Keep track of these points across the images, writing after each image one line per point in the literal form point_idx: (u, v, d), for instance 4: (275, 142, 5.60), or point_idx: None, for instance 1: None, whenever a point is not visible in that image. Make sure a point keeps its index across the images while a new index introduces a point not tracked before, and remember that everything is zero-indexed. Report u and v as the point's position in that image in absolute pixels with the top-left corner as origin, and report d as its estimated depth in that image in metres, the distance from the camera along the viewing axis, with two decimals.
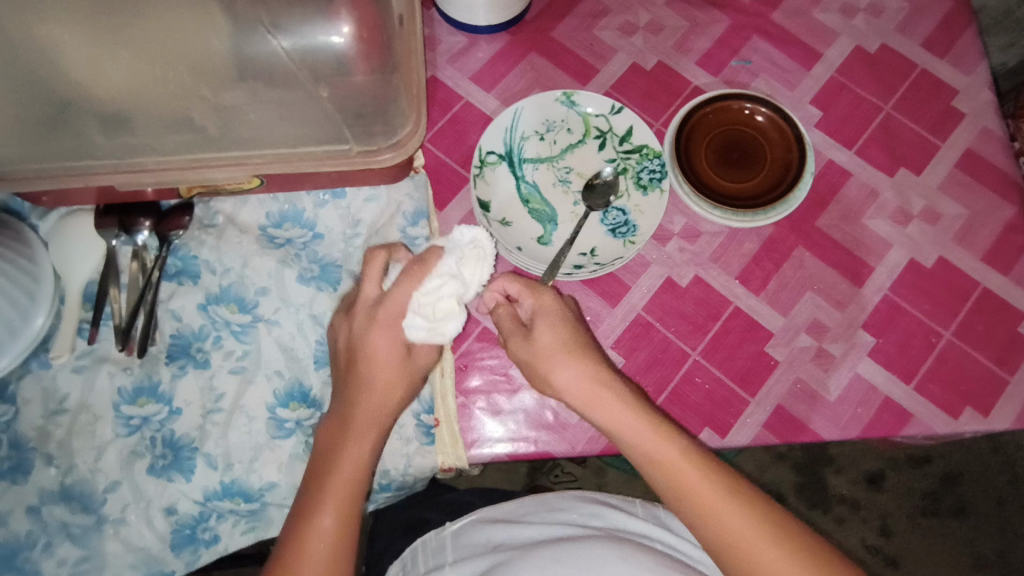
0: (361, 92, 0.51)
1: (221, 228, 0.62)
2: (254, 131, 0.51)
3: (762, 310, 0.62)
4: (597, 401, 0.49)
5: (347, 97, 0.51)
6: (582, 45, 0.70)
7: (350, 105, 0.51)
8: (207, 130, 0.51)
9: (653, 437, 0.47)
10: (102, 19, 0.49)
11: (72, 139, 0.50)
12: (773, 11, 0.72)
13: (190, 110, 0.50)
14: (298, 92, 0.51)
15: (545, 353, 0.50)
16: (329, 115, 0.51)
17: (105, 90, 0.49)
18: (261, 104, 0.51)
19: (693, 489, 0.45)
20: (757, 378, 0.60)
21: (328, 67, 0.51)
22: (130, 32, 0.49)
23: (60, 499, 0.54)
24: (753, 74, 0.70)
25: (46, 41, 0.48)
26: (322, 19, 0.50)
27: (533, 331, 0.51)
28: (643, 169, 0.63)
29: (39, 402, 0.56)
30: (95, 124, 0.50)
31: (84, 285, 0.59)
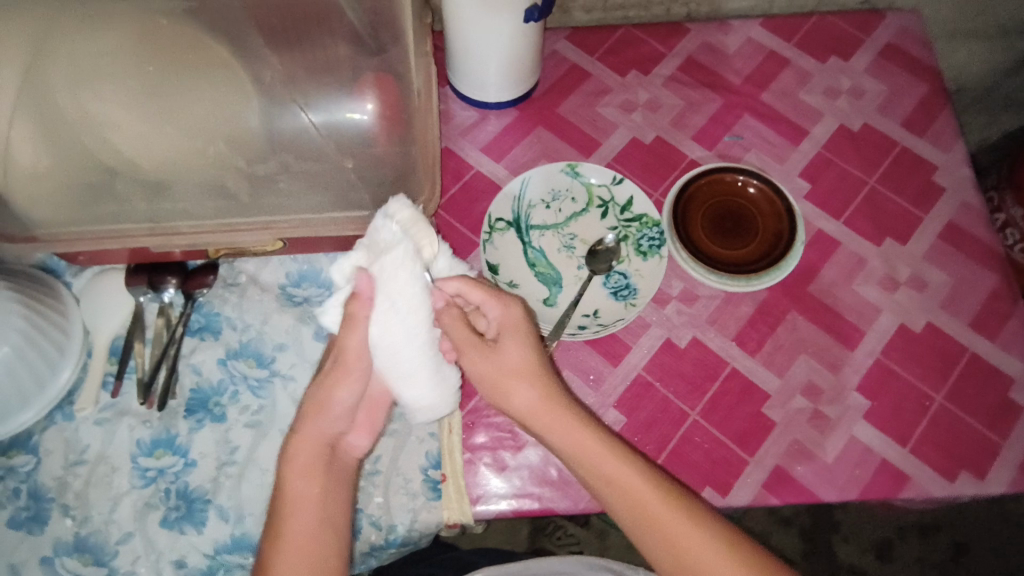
0: (381, 162, 0.55)
1: (243, 286, 0.65)
2: (280, 199, 0.55)
3: (758, 371, 0.64)
4: (561, 426, 0.52)
5: (369, 167, 0.55)
6: (584, 121, 0.76)
7: (372, 174, 0.55)
8: (238, 197, 0.55)
9: (631, 473, 0.51)
10: (152, 101, 0.51)
11: (116, 204, 0.54)
12: (762, 91, 0.78)
13: (225, 178, 0.54)
14: (325, 164, 0.55)
15: (509, 371, 0.53)
16: (352, 183, 0.55)
17: (151, 163, 0.52)
18: (291, 174, 0.55)
19: (643, 505, 0.50)
20: (755, 438, 0.61)
21: (353, 140, 0.54)
22: (171, 103, 0.52)
23: (73, 550, 0.55)
24: (745, 148, 0.75)
25: (98, 116, 0.51)
26: (348, 96, 0.54)
27: (501, 348, 0.54)
28: (643, 236, 0.67)
29: (60, 453, 0.58)
30: (138, 191, 0.54)
31: (110, 340, 0.63)
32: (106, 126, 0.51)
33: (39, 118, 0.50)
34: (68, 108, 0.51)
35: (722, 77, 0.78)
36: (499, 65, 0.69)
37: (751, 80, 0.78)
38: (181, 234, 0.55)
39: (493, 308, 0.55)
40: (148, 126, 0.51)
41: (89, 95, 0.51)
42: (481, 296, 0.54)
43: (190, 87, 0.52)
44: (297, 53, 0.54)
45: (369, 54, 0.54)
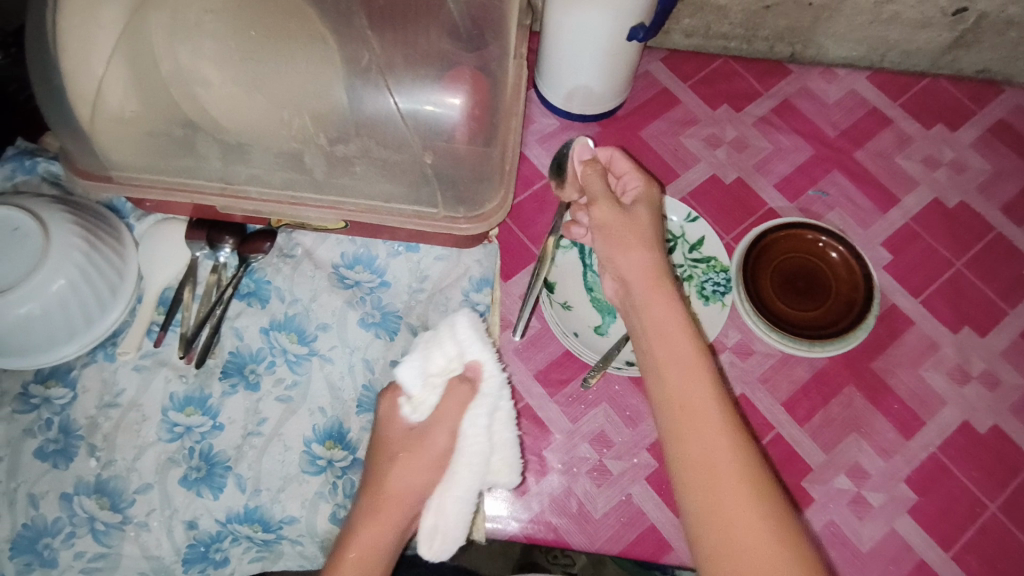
0: (461, 159, 0.54)
1: (298, 259, 0.64)
2: (352, 183, 0.54)
3: (803, 442, 0.61)
4: (660, 301, 0.48)
5: (446, 163, 0.53)
6: (665, 149, 0.74)
7: (448, 171, 0.54)
8: (312, 173, 0.53)
9: (703, 371, 0.44)
10: (244, 62, 0.50)
11: (193, 160, 0.53)
12: (857, 149, 0.74)
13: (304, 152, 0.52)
14: (405, 155, 0.52)
15: (635, 228, 0.52)
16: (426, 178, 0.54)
17: (234, 127, 0.51)
18: (369, 161, 0.53)
19: (698, 408, 0.43)
20: (789, 511, 0.59)
21: (437, 133, 0.52)
22: (263, 66, 0.50)
23: (93, 491, 0.55)
24: (829, 206, 0.71)
25: (189, 70, 0.50)
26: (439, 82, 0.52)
27: (631, 209, 0.54)
28: (708, 279, 0.64)
29: (95, 393, 0.58)
30: (217, 151, 0.53)
31: (161, 290, 0.63)
32: (195, 83, 0.50)
33: (131, 64, 0.50)
34: (164, 59, 0.50)
35: (816, 127, 0.75)
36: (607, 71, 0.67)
37: (847, 135, 0.75)
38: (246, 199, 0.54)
39: (634, 182, 0.57)
40: (237, 90, 0.50)
41: (184, 48, 0.50)
42: (631, 168, 0.58)
43: (283, 53, 0.50)
44: (397, 38, 0.53)
45: (466, 51, 0.53)
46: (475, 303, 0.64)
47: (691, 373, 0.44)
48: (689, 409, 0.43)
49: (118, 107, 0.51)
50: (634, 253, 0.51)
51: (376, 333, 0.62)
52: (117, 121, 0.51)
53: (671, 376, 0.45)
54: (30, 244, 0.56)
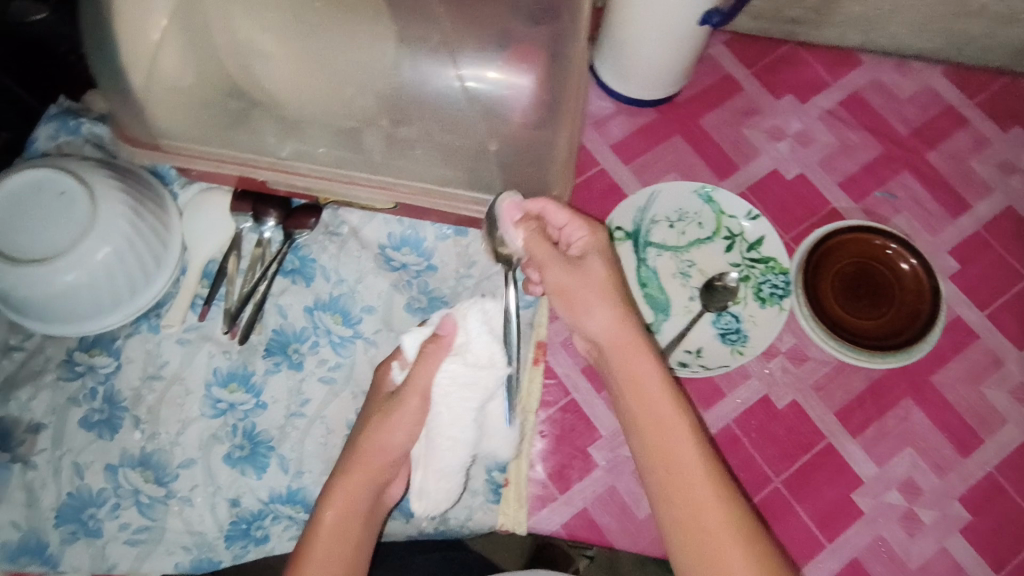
0: (524, 147, 0.51)
1: (344, 238, 0.62)
2: (410, 166, 0.51)
3: (856, 454, 0.60)
4: (638, 363, 0.49)
5: (508, 149, 0.51)
6: (726, 139, 0.71)
7: (509, 157, 0.51)
8: (369, 153, 0.51)
9: (683, 428, 0.48)
10: (301, 31, 0.47)
11: (247, 136, 0.51)
12: (929, 150, 0.71)
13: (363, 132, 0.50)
14: (469, 141, 0.49)
15: (589, 290, 0.50)
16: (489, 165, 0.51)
17: (292, 104, 0.49)
18: (430, 145, 0.50)
19: (681, 458, 0.47)
20: (837, 524, 0.58)
21: (504, 117, 0.49)
22: (323, 38, 0.47)
23: (137, 464, 0.55)
24: (896, 209, 0.68)
25: (249, 43, 0.48)
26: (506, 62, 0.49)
27: (583, 262, 0.51)
28: (766, 281, 0.62)
29: (140, 364, 0.58)
30: (272, 128, 0.51)
31: (206, 262, 0.62)
32: (255, 56, 0.48)
33: (189, 33, 0.48)
34: (222, 30, 0.48)
35: (886, 124, 0.72)
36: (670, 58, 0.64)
37: (918, 134, 0.71)
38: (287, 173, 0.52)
39: (579, 232, 0.53)
40: (296, 65, 0.48)
41: (241, 15, 0.48)
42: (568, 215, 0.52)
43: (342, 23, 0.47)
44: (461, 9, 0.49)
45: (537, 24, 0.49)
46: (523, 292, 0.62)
47: (666, 427, 0.48)
48: (674, 461, 0.47)
49: (173, 77, 0.49)
50: (600, 315, 0.50)
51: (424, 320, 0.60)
52: (170, 91, 0.49)
53: (653, 433, 0.48)
54: (75, 212, 0.54)
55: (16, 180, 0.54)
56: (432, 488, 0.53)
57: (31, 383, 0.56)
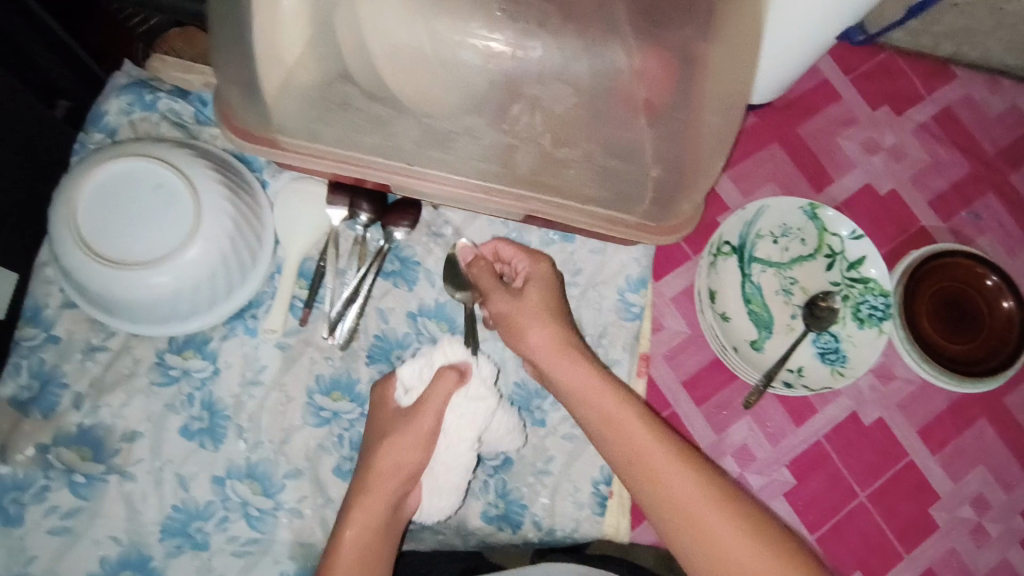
0: (682, 168, 0.46)
1: (448, 240, 0.60)
2: (560, 183, 0.46)
3: (934, 471, 0.63)
4: (569, 364, 0.51)
5: (668, 172, 0.46)
6: (823, 149, 0.70)
7: (664, 178, 0.46)
8: (516, 168, 0.46)
9: (634, 422, 0.49)
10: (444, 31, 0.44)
11: (377, 138, 0.45)
12: (1012, 171, 0.72)
13: (517, 147, 0.45)
14: (627, 163, 0.45)
15: (528, 312, 0.52)
16: (642, 185, 0.46)
17: (443, 114, 0.45)
18: (591, 166, 0.46)
19: (641, 450, 0.48)
20: (915, 536, 0.62)
21: (665, 138, 0.45)
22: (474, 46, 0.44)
23: (244, 476, 0.53)
24: (979, 230, 0.70)
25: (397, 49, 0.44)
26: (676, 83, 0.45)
27: (521, 290, 0.53)
28: (865, 301, 0.62)
29: (238, 369, 0.55)
30: (413, 134, 0.45)
31: (302, 261, 0.58)
32: (406, 62, 0.44)
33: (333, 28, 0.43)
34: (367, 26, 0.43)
35: (974, 141, 0.72)
36: (780, 73, 0.56)
37: (1003, 154, 0.72)
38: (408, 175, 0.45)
39: (523, 262, 0.55)
40: (449, 78, 0.45)
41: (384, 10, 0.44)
42: (514, 248, 0.56)
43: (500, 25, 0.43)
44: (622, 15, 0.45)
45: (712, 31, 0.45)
46: (630, 304, 0.61)
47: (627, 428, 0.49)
48: (636, 456, 0.48)
49: (312, 77, 0.44)
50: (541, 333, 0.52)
51: None
52: (303, 93, 0.44)
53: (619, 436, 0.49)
54: (175, 209, 0.49)
55: (108, 170, 0.49)
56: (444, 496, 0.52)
57: (122, 388, 0.52)
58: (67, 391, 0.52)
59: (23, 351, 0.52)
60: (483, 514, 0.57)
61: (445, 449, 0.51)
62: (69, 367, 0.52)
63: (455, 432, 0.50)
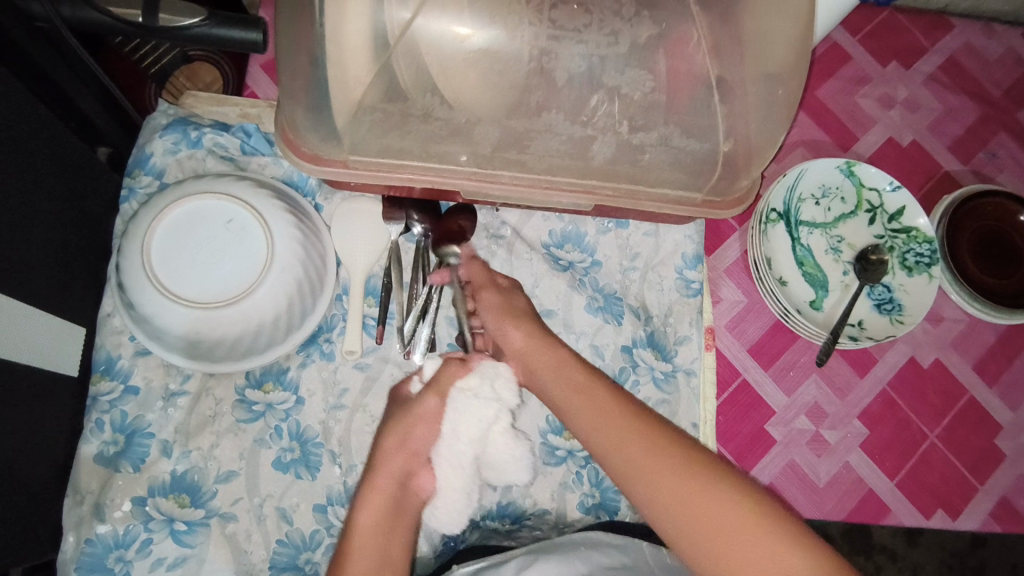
0: (749, 140, 0.48)
1: (509, 241, 0.60)
2: (637, 171, 0.48)
3: (994, 403, 0.66)
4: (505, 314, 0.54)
5: (735, 148, 0.48)
6: (843, 109, 0.72)
7: (731, 153, 0.48)
8: (593, 160, 0.47)
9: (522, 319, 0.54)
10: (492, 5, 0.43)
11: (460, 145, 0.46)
12: (1018, 109, 0.75)
13: (595, 138, 0.46)
14: (701, 142, 0.47)
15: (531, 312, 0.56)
16: (712, 163, 0.48)
17: (516, 116, 0.45)
18: (665, 148, 0.47)
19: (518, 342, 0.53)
20: (987, 468, 0.64)
21: (729, 116, 0.47)
22: (528, 45, 0.44)
23: (345, 501, 0.52)
24: (997, 168, 0.73)
25: (466, 58, 0.44)
26: (743, 54, 0.46)
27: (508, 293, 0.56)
28: (910, 250, 0.64)
29: (320, 395, 0.54)
30: (494, 136, 0.46)
31: (367, 279, 0.58)
32: (478, 65, 0.44)
33: (396, 45, 0.43)
34: (430, 39, 0.43)
35: (980, 85, 0.75)
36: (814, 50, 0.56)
37: (1007, 94, 0.76)
38: (478, 180, 0.48)
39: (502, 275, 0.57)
40: (516, 78, 0.45)
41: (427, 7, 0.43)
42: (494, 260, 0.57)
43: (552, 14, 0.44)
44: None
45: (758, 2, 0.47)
46: (689, 280, 0.62)
47: (662, 473, 0.44)
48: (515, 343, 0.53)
49: (382, 94, 0.44)
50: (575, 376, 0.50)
51: (604, 318, 0.60)
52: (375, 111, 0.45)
53: (658, 494, 0.43)
54: (248, 241, 0.50)
55: (176, 212, 0.49)
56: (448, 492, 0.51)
57: (209, 430, 0.51)
58: (155, 440, 0.51)
59: (102, 406, 0.51)
60: (581, 505, 0.56)
61: (450, 461, 0.51)
62: (153, 416, 0.51)
63: (457, 429, 0.51)
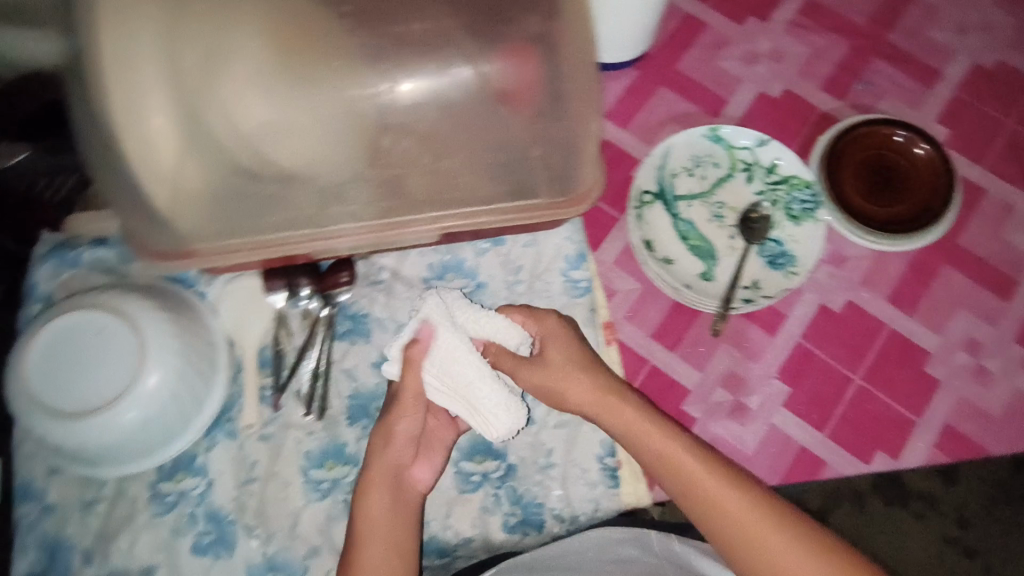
0: (557, 137, 0.49)
1: (388, 284, 0.61)
2: (458, 195, 0.49)
3: (918, 332, 0.64)
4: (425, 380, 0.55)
5: (553, 153, 0.49)
6: (707, 77, 0.72)
7: (552, 156, 0.49)
8: (413, 196, 0.49)
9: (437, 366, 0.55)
10: (287, 75, 0.46)
11: (287, 213, 0.48)
12: (889, 32, 0.73)
13: (404, 176, 0.48)
14: (509, 154, 0.49)
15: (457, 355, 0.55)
16: (531, 170, 0.49)
17: (330, 171, 0.47)
18: (475, 169, 0.49)
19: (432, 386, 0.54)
20: (922, 399, 0.62)
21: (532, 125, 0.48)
22: (328, 100, 0.46)
23: (267, 569, 0.54)
24: (877, 95, 0.71)
25: (270, 127, 0.46)
26: (525, 61, 0.48)
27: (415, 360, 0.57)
28: (793, 199, 0.64)
29: (230, 474, 0.56)
30: (312, 198, 0.48)
31: (258, 351, 0.59)
32: (295, 129, 0.46)
33: (214, 123, 0.46)
34: (234, 116, 0.46)
35: (843, 18, 0.74)
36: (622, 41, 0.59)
37: (875, 19, 0.73)
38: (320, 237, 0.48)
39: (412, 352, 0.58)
40: (325, 134, 0.46)
41: (231, 91, 0.46)
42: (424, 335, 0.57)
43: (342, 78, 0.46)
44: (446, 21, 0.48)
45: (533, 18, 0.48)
46: (575, 280, 0.63)
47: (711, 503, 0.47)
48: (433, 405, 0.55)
49: (203, 174, 0.46)
50: (722, 506, 0.47)
51: None
52: (201, 193, 0.47)
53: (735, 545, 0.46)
54: (117, 346, 0.52)
55: (46, 334, 0.52)
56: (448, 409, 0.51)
57: (127, 529, 0.54)
58: (77, 551, 0.53)
59: (25, 529, 0.54)
60: (504, 525, 0.57)
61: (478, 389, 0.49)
62: (73, 527, 0.54)
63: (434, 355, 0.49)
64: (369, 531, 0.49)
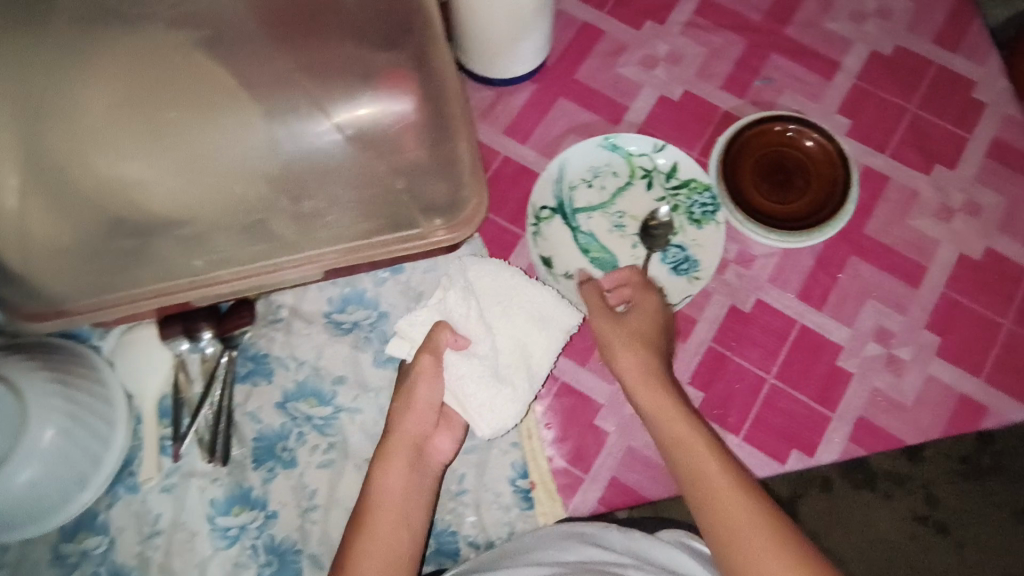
0: (425, 165, 0.48)
1: (288, 321, 0.61)
2: (329, 233, 0.49)
3: (828, 325, 0.63)
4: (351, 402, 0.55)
5: (421, 181, 0.49)
6: (606, 85, 0.71)
7: (424, 185, 0.49)
8: (283, 237, 0.48)
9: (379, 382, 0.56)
10: (144, 124, 0.45)
11: (156, 265, 0.47)
12: (785, 27, 0.73)
13: (269, 219, 0.48)
14: (376, 188, 0.48)
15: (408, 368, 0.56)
16: (400, 202, 0.49)
17: (198, 217, 0.46)
18: (342, 207, 0.48)
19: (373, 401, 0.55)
20: (835, 394, 0.62)
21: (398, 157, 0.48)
22: (187, 144, 0.45)
23: None
24: (777, 91, 0.71)
25: (130, 175, 0.45)
26: (382, 92, 0.47)
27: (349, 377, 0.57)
28: (694, 203, 0.64)
29: (133, 529, 0.55)
30: (177, 248, 0.47)
31: (157, 401, 0.58)
32: (156, 176, 0.45)
33: (78, 178, 0.45)
34: (94, 167, 0.45)
35: (739, 16, 0.73)
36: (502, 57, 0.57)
37: (771, 15, 0.73)
38: (196, 284, 0.48)
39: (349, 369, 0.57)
40: (194, 182, 0.46)
41: (91, 146, 0.44)
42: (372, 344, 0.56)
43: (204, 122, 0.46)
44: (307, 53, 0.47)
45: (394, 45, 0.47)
46: None
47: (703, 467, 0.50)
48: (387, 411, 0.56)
49: (63, 231, 0.45)
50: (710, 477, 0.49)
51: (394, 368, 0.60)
52: (63, 251, 0.46)
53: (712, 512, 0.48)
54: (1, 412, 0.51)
55: None
56: (475, 389, 0.54)
57: None
58: None
59: None
60: None
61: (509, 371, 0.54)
62: None
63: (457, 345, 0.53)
64: (376, 516, 0.51)
